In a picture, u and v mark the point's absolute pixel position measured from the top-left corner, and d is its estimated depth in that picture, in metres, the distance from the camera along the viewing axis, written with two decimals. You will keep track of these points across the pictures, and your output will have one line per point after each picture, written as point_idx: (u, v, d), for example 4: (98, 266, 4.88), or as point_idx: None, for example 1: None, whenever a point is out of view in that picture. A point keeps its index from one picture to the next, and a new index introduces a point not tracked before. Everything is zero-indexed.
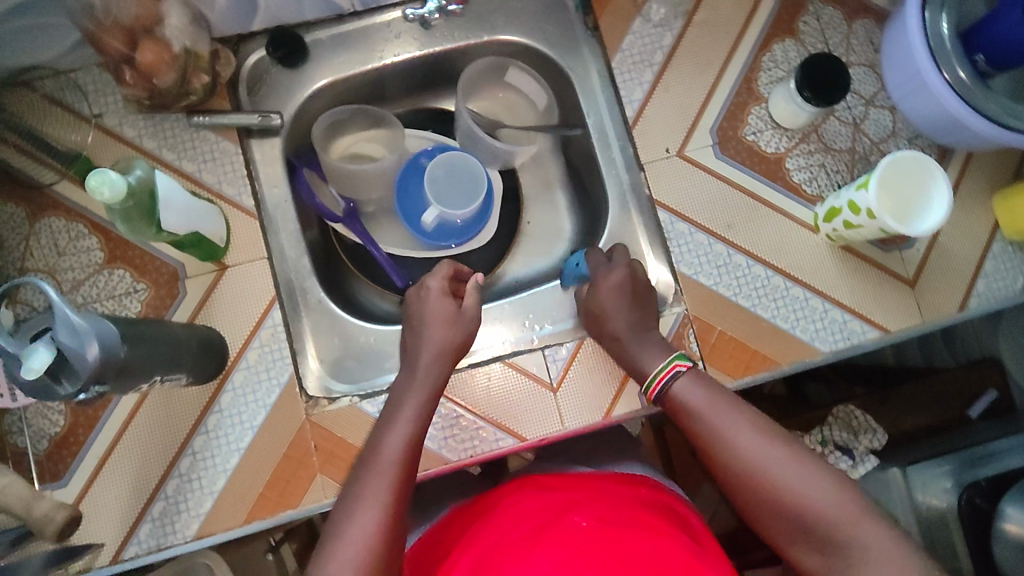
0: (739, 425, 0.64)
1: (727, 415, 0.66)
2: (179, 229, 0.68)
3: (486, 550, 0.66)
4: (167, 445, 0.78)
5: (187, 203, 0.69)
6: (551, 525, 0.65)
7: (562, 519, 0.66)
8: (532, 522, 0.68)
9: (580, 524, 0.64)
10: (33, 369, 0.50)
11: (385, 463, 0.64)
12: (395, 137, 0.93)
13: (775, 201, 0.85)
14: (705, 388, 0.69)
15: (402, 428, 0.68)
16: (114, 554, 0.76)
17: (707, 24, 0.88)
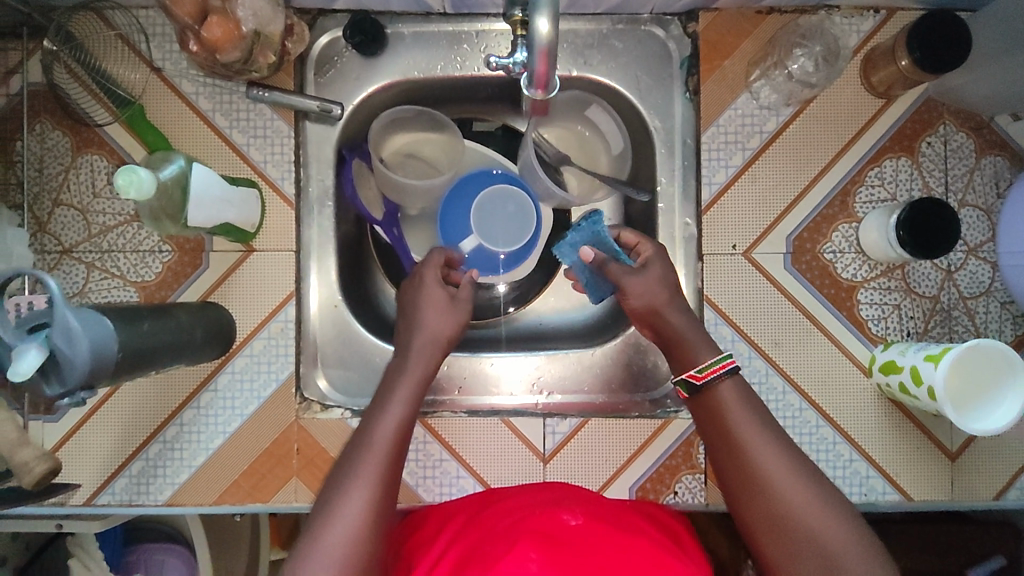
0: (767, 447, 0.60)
1: (746, 440, 0.61)
2: (206, 224, 0.67)
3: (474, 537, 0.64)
4: (159, 409, 0.78)
5: (220, 198, 0.67)
6: (539, 522, 0.63)
7: (551, 516, 0.64)
8: (521, 514, 0.66)
9: (569, 523, 0.63)
10: (20, 372, 0.49)
11: (378, 446, 0.60)
12: (453, 145, 0.87)
13: (835, 332, 0.79)
14: (744, 398, 0.64)
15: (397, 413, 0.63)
16: (87, 497, 0.78)
17: (817, 118, 0.80)
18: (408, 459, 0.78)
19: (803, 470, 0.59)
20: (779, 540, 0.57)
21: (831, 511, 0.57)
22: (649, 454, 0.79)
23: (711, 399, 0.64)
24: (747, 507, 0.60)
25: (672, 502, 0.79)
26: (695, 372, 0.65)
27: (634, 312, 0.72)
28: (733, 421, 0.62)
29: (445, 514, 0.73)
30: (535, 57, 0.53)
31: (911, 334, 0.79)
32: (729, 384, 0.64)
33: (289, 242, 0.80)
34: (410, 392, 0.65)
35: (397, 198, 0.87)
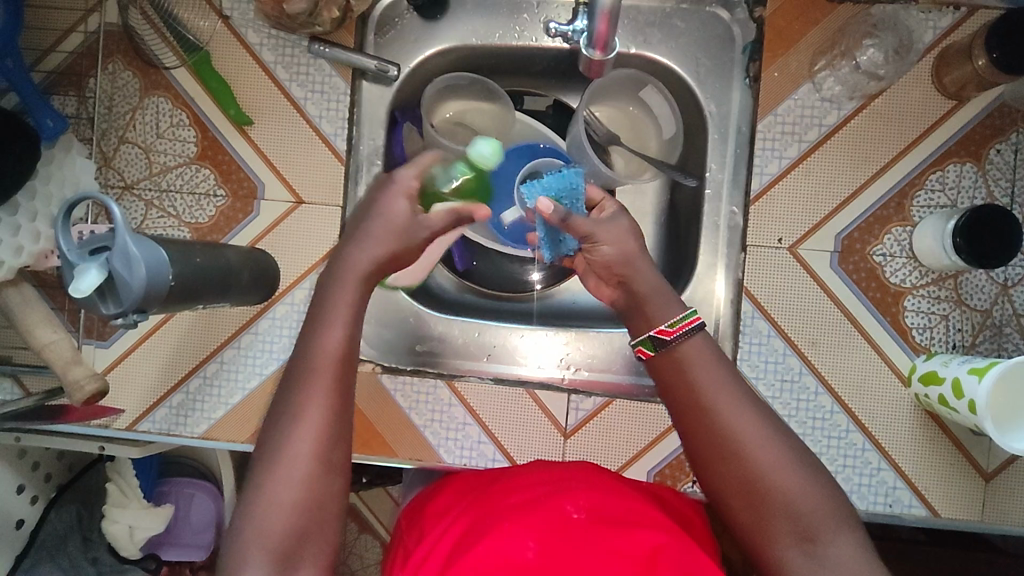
0: (740, 412, 0.59)
1: (717, 405, 0.59)
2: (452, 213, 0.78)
3: (481, 509, 0.67)
4: (201, 346, 0.81)
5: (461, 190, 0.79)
6: (538, 508, 0.64)
7: (551, 504, 0.64)
8: (526, 490, 0.67)
9: (571, 516, 0.62)
10: (81, 290, 0.52)
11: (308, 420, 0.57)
12: (504, 117, 0.87)
13: (877, 337, 0.77)
14: (718, 359, 0.62)
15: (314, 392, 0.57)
16: (129, 423, 0.81)
17: (881, 116, 0.77)
18: (433, 419, 0.80)
19: (773, 436, 0.58)
20: (748, 500, 0.57)
21: (800, 467, 0.57)
22: (671, 441, 0.79)
23: (678, 359, 0.62)
24: (713, 467, 0.59)
25: (689, 490, 0.79)
26: (665, 327, 0.63)
27: (604, 263, 0.69)
28: (703, 381, 0.60)
29: (459, 485, 0.74)
30: (597, 18, 0.67)
31: (957, 347, 0.77)
32: (696, 341, 0.62)
33: (335, 198, 0.81)
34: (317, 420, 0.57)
35: None
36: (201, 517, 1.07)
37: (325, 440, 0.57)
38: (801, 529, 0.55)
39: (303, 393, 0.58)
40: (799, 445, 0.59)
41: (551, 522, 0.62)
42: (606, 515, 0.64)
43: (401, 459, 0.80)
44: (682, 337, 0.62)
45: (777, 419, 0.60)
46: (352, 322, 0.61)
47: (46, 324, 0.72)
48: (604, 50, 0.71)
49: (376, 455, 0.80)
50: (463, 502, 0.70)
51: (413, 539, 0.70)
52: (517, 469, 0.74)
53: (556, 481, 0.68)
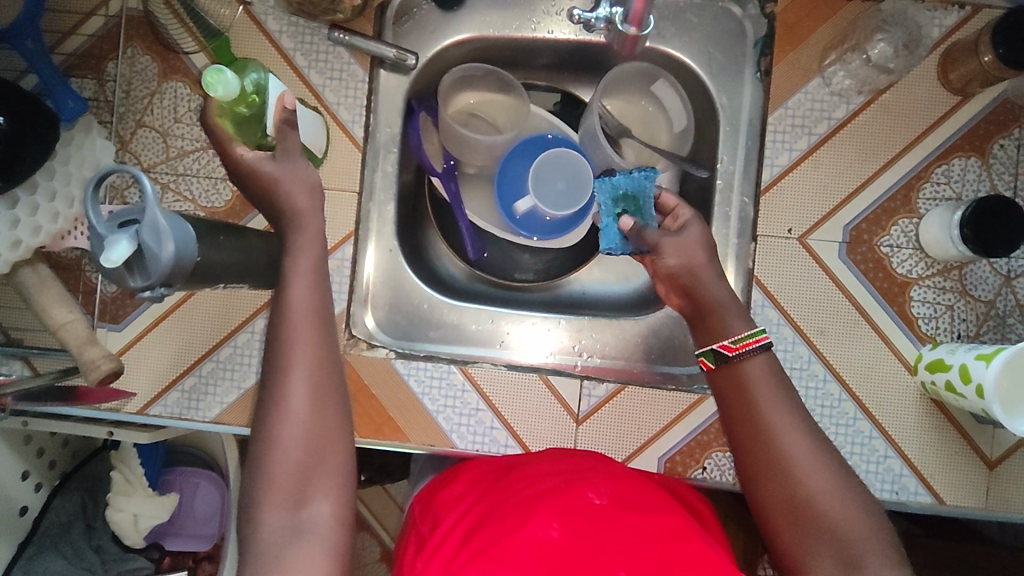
0: (796, 433, 0.59)
1: (773, 425, 0.60)
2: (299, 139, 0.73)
3: (498, 498, 0.67)
4: (214, 330, 0.81)
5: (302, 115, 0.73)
6: (561, 493, 0.64)
7: (574, 492, 0.64)
8: (551, 480, 0.67)
9: (592, 503, 0.63)
10: (112, 260, 0.52)
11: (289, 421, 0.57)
12: (519, 108, 0.89)
13: (884, 326, 0.79)
14: (777, 378, 0.62)
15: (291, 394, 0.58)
16: (140, 407, 0.81)
17: (888, 110, 0.80)
18: (447, 405, 0.80)
19: (826, 459, 0.59)
20: (792, 518, 0.58)
21: (848, 493, 0.58)
22: (682, 427, 0.80)
23: (738, 377, 0.63)
24: (762, 482, 0.59)
25: (699, 477, 0.79)
26: (728, 343, 0.63)
27: (670, 272, 0.70)
28: (760, 400, 0.61)
29: (472, 474, 0.74)
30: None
31: (962, 336, 0.78)
32: (760, 359, 0.63)
33: (352, 184, 0.82)
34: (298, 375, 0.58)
35: (457, 153, 0.90)
36: (207, 504, 1.06)
37: (316, 419, 0.58)
38: (840, 550, 0.56)
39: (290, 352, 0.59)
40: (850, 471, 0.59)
41: (575, 509, 0.62)
42: (626, 501, 0.64)
43: (414, 444, 0.80)
44: (746, 354, 0.62)
45: (829, 445, 0.60)
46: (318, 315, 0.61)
47: (62, 304, 0.73)
48: (638, 26, 0.72)
49: (389, 440, 0.80)
50: (479, 491, 0.70)
51: (428, 526, 0.71)
52: (537, 455, 0.74)
53: (575, 472, 0.68)
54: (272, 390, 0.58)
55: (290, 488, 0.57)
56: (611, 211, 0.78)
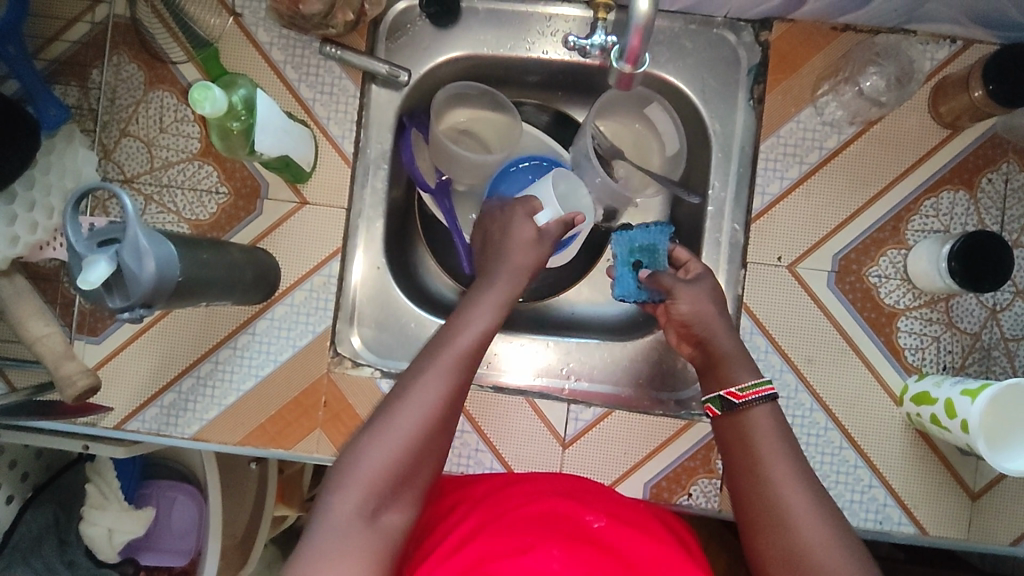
0: (794, 481, 0.58)
1: (771, 474, 0.59)
2: (270, 152, 0.69)
3: (491, 513, 0.64)
4: (195, 346, 0.79)
5: (282, 127, 0.70)
6: (560, 521, 0.62)
7: (570, 518, 0.62)
8: (545, 503, 0.65)
9: (592, 526, 0.62)
10: (90, 281, 0.51)
11: (411, 411, 0.59)
12: (511, 128, 0.88)
13: (870, 356, 0.79)
14: (780, 426, 0.62)
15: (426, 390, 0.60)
16: (118, 421, 0.79)
17: (879, 141, 0.80)
18: None
19: (822, 510, 0.57)
20: (789, 571, 0.56)
21: (841, 549, 0.55)
22: (669, 452, 0.79)
23: (742, 427, 0.63)
24: (759, 535, 0.58)
25: (685, 503, 0.79)
26: (736, 390, 0.64)
27: (682, 320, 0.72)
28: (761, 450, 0.61)
29: (463, 487, 0.72)
30: (631, 34, 0.65)
31: (947, 368, 0.79)
32: (764, 409, 0.63)
33: (340, 200, 0.81)
34: (435, 397, 0.60)
35: (448, 170, 0.89)
36: (183, 521, 1.04)
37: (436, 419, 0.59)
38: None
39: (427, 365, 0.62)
40: (844, 525, 0.57)
41: (575, 536, 0.61)
42: (624, 522, 0.64)
43: None
44: (751, 402, 0.63)
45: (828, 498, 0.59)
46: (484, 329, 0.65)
47: (38, 318, 0.71)
48: (633, 63, 0.70)
49: None
50: (469, 505, 0.68)
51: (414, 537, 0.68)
52: (533, 477, 0.72)
53: (570, 497, 0.67)
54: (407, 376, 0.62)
55: (378, 490, 0.56)
56: (625, 262, 0.79)
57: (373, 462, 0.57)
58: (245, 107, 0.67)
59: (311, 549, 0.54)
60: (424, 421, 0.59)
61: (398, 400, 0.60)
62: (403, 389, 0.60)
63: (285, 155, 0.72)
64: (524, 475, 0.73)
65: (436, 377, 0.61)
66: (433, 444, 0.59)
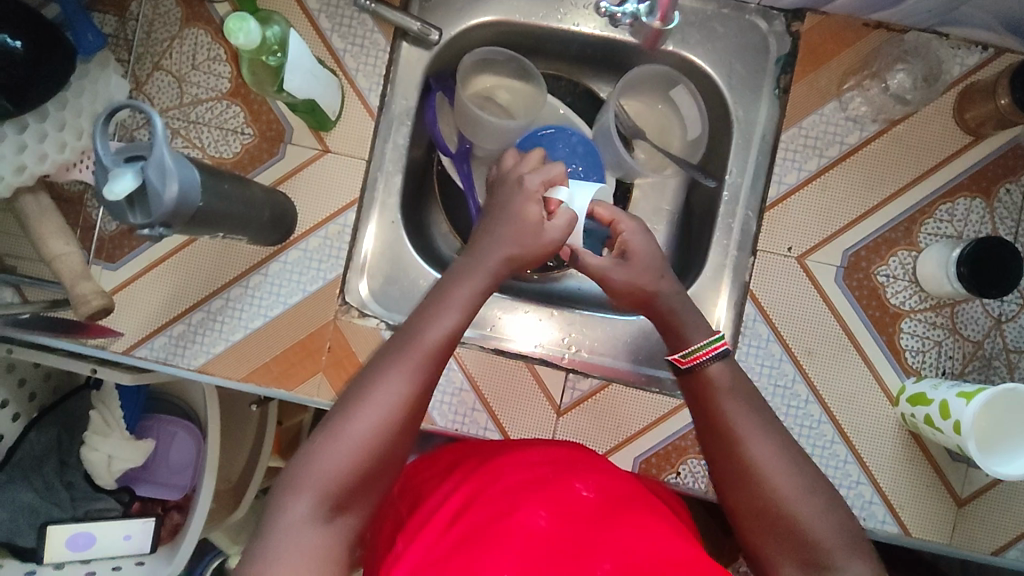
0: (759, 435, 0.59)
1: (735, 429, 0.59)
2: (298, 93, 0.71)
3: (483, 478, 0.64)
4: (208, 281, 0.81)
5: (312, 70, 0.71)
6: (549, 486, 0.62)
7: (562, 483, 0.62)
8: (532, 469, 0.65)
9: (581, 495, 0.62)
10: (114, 193, 0.53)
11: (371, 409, 0.55)
12: (535, 96, 0.89)
13: (871, 354, 0.79)
14: (738, 382, 0.62)
15: (387, 389, 0.55)
16: (127, 347, 0.81)
17: (900, 141, 0.80)
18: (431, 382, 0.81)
19: (788, 460, 0.58)
20: (765, 523, 0.57)
21: (814, 500, 0.56)
22: (661, 429, 0.80)
23: (703, 385, 0.62)
24: (734, 490, 0.58)
25: (672, 481, 0.80)
26: (681, 355, 0.64)
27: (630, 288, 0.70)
28: (726, 408, 0.61)
29: (463, 449, 0.74)
30: None
31: (946, 373, 0.79)
32: (718, 367, 0.63)
33: (362, 152, 0.82)
34: (398, 396, 0.55)
35: (471, 136, 0.90)
36: (182, 455, 1.06)
37: (398, 414, 0.55)
38: (805, 556, 0.55)
39: (394, 359, 0.57)
40: (816, 476, 0.58)
41: (562, 499, 0.61)
42: (613, 496, 0.63)
43: None
44: (701, 364, 0.63)
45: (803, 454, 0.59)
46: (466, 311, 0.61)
47: (59, 236, 0.73)
48: (663, 20, 0.74)
49: None
50: (464, 469, 0.68)
51: (409, 505, 0.68)
52: (516, 445, 0.71)
53: (558, 462, 0.66)
54: (367, 375, 0.57)
55: (328, 496, 0.52)
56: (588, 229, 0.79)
57: (330, 462, 0.53)
58: (276, 45, 0.68)
59: (268, 550, 0.51)
60: (379, 424, 0.54)
61: (359, 396, 0.55)
62: (360, 389, 0.56)
63: (313, 100, 0.73)
64: (512, 444, 0.71)
65: (400, 374, 0.56)
66: (393, 444, 0.55)
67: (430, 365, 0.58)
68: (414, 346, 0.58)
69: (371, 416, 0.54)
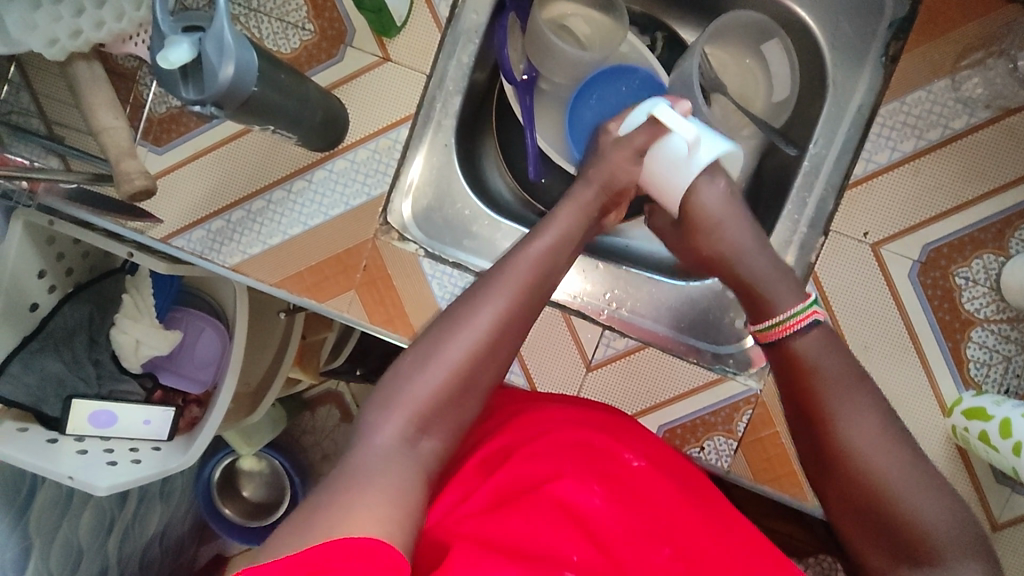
0: (865, 422, 0.55)
1: (831, 412, 0.56)
2: None
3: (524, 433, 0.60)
4: (250, 179, 0.78)
5: None
6: (605, 454, 0.59)
7: (614, 450, 0.60)
8: (587, 430, 0.61)
9: (633, 466, 0.59)
10: (170, 61, 0.49)
11: (477, 326, 0.54)
12: (615, 33, 0.84)
13: (931, 358, 0.74)
14: (836, 356, 0.59)
15: (493, 308, 0.55)
16: (165, 235, 0.80)
17: (1012, 133, 0.72)
18: None
19: (892, 443, 0.54)
20: (860, 514, 0.54)
21: (914, 486, 0.53)
22: (692, 402, 0.77)
23: (794, 360, 0.60)
24: (831, 479, 0.56)
25: (694, 455, 0.77)
26: (765, 330, 0.62)
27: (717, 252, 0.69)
28: (823, 386, 0.57)
29: (490, 394, 0.72)
30: None
31: (1009, 392, 0.73)
32: (810, 338, 0.60)
33: (424, 65, 0.77)
34: (491, 322, 0.55)
35: (540, 65, 0.85)
36: (207, 352, 1.07)
37: (500, 333, 0.55)
38: (898, 552, 0.52)
39: (489, 288, 0.57)
40: (927, 468, 0.54)
41: (614, 470, 0.58)
42: (663, 466, 0.61)
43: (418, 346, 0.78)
44: (789, 337, 0.61)
45: (909, 443, 0.55)
46: (548, 247, 0.61)
47: (108, 108, 0.71)
48: None
49: (396, 334, 0.78)
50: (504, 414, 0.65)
51: None
52: (579, 402, 0.68)
53: (615, 426, 0.63)
54: (468, 300, 0.56)
55: (426, 412, 0.51)
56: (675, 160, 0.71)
57: (423, 382, 0.52)
58: None
59: (352, 471, 0.46)
60: (483, 343, 0.54)
61: (456, 319, 0.55)
62: (460, 312, 0.55)
63: None
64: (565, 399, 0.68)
65: (494, 301, 0.56)
66: (483, 371, 0.54)
67: (529, 287, 0.58)
68: (517, 270, 0.58)
69: (475, 334, 0.54)
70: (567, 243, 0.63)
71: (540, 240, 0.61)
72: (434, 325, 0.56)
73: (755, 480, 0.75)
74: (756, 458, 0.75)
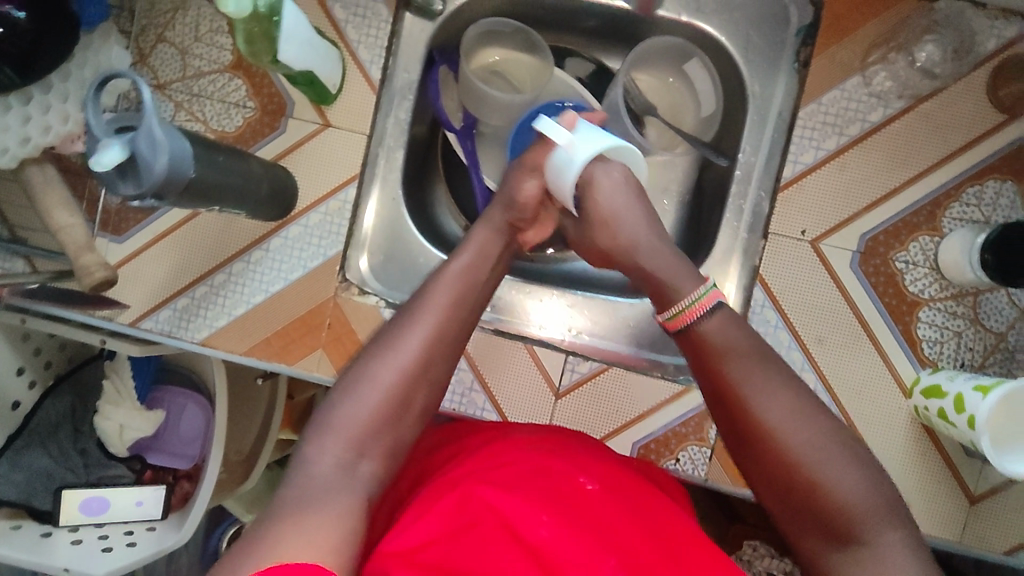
0: (777, 399, 0.56)
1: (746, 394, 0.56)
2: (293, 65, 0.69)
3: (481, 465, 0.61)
4: (209, 256, 0.81)
5: (307, 39, 0.70)
6: (553, 477, 0.59)
7: (567, 474, 0.60)
8: (539, 457, 0.62)
9: (585, 488, 0.59)
10: (102, 163, 0.53)
11: (403, 352, 0.56)
12: (542, 72, 0.88)
13: (885, 343, 0.76)
14: (742, 334, 0.59)
15: (416, 333, 0.57)
16: (132, 319, 0.82)
17: (928, 118, 0.75)
18: None
19: (807, 417, 0.55)
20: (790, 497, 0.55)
21: (832, 464, 0.54)
22: (661, 416, 0.78)
23: (701, 346, 0.59)
24: (756, 470, 0.57)
25: (670, 468, 0.78)
26: (667, 318, 0.62)
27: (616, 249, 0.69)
28: (735, 371, 0.57)
29: (461, 428, 0.73)
30: None
31: (965, 365, 0.75)
32: (715, 317, 0.60)
33: (363, 125, 0.81)
34: (419, 346, 0.57)
35: (475, 111, 0.88)
36: (192, 427, 1.08)
37: (426, 356, 0.57)
38: (833, 531, 0.53)
39: (411, 315, 0.59)
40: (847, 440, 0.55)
41: (565, 491, 0.58)
42: (620, 487, 0.61)
43: None
44: (692, 323, 0.60)
45: (824, 415, 0.56)
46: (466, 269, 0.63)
47: (62, 207, 0.73)
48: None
49: None
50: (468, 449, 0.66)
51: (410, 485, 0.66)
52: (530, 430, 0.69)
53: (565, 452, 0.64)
54: (392, 329, 0.58)
55: (360, 440, 0.53)
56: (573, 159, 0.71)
57: (355, 410, 0.54)
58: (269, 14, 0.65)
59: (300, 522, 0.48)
60: (409, 367, 0.56)
61: (382, 347, 0.57)
62: (384, 341, 0.57)
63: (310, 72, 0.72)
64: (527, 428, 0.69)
65: (418, 327, 0.58)
66: (413, 394, 0.56)
67: (450, 309, 0.60)
68: (436, 294, 0.60)
69: (401, 360, 0.56)
70: (485, 262, 0.66)
71: (459, 264, 0.64)
72: (362, 356, 0.57)
73: (733, 485, 0.76)
74: (731, 463, 0.76)
